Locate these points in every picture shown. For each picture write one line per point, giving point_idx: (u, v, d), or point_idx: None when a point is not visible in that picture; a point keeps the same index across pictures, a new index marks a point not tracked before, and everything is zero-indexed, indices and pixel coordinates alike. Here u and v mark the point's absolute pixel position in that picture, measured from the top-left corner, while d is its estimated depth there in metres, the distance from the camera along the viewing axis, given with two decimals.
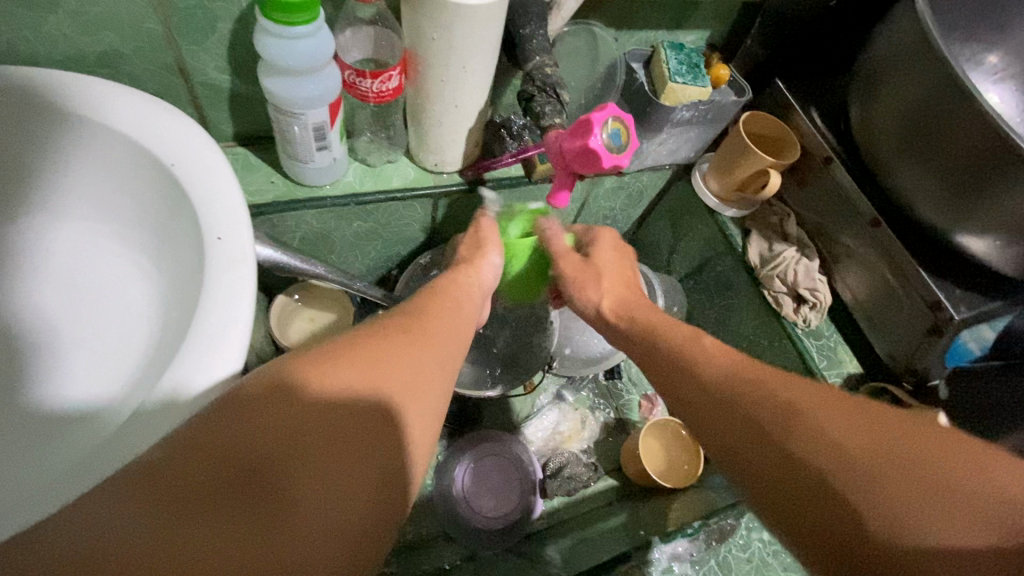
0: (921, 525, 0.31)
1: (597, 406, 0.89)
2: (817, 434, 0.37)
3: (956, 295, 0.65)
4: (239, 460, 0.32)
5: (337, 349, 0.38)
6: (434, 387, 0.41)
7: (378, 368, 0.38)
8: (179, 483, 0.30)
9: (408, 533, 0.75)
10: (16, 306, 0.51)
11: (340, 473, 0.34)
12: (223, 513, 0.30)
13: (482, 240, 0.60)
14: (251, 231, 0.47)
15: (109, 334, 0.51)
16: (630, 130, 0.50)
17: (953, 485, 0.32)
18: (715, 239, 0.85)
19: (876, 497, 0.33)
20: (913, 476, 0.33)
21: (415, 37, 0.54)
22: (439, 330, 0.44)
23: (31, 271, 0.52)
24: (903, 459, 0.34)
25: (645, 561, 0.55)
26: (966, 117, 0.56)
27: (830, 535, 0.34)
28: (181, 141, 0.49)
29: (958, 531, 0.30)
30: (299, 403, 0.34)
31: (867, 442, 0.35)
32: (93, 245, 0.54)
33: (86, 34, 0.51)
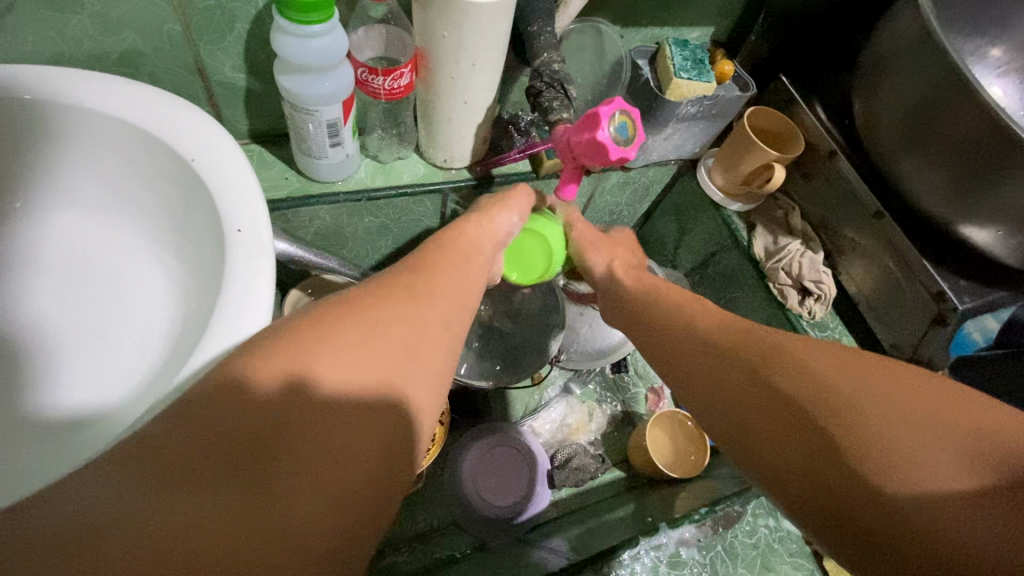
0: (914, 475, 0.31)
1: (604, 399, 0.90)
2: (808, 381, 0.38)
3: (959, 285, 0.66)
4: (250, 424, 0.31)
5: (339, 314, 0.37)
6: (432, 349, 0.40)
7: (373, 330, 0.37)
8: (193, 452, 0.30)
9: (418, 523, 0.77)
10: (42, 298, 0.53)
11: (344, 435, 0.33)
12: (238, 479, 0.30)
13: (502, 196, 0.58)
14: (268, 223, 0.49)
15: (132, 326, 0.53)
16: (636, 124, 0.51)
17: (952, 432, 0.32)
18: (720, 233, 0.86)
19: (888, 459, 0.32)
20: (915, 430, 0.32)
21: (426, 35, 0.56)
22: (442, 292, 0.43)
23: (56, 264, 0.54)
24: (902, 417, 0.33)
25: (652, 545, 0.57)
26: (971, 108, 0.56)
27: (826, 494, 0.34)
28: (200, 137, 0.51)
29: (959, 480, 0.30)
30: (303, 371, 0.33)
31: (865, 394, 0.35)
32: (116, 239, 0.56)
33: (109, 35, 0.53)
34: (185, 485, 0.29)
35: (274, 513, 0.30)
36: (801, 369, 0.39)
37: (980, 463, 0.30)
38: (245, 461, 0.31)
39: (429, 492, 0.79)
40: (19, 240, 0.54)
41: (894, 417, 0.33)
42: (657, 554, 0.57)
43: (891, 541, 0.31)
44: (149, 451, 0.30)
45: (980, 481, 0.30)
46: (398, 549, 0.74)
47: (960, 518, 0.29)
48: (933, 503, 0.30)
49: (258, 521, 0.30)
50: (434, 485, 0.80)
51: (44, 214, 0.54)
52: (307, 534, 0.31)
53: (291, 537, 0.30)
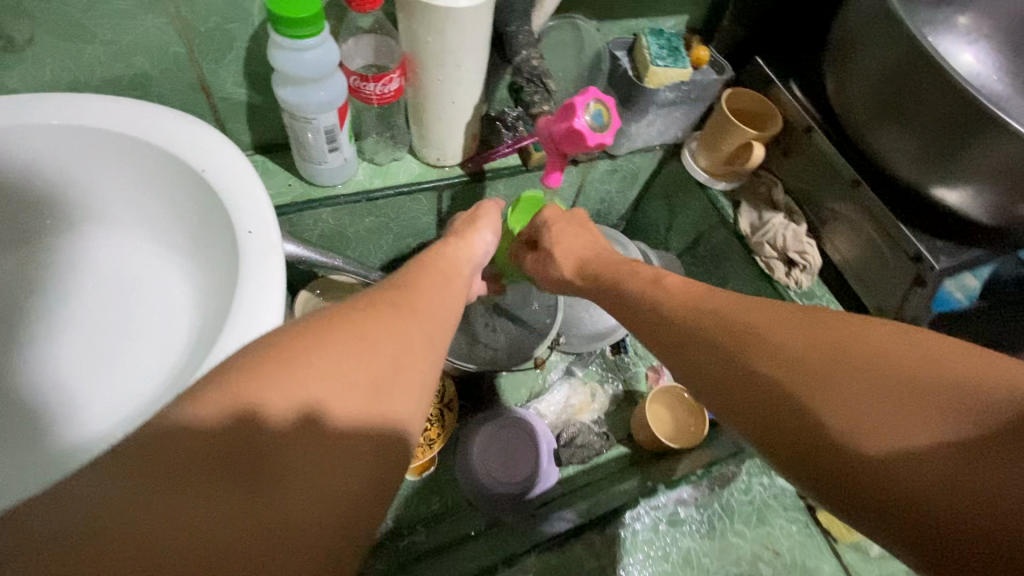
0: (906, 441, 0.32)
1: (606, 379, 0.93)
2: (781, 362, 0.39)
3: (935, 245, 0.68)
4: (247, 428, 0.31)
5: (336, 324, 0.37)
6: (427, 360, 0.40)
7: (373, 347, 0.37)
8: (194, 452, 0.29)
9: (433, 505, 0.81)
10: (78, 307, 0.58)
11: (336, 440, 0.33)
12: (236, 478, 0.29)
13: (477, 221, 0.65)
14: (275, 224, 0.53)
15: (159, 327, 0.58)
16: (611, 110, 0.54)
17: (926, 392, 0.34)
18: (708, 213, 0.89)
19: (884, 432, 0.33)
20: (909, 400, 0.34)
21: (411, 42, 0.60)
22: (432, 306, 0.44)
23: (88, 275, 0.60)
24: (877, 390, 0.35)
25: (651, 504, 0.61)
26: (932, 79, 0.59)
27: (833, 475, 0.34)
28: (209, 150, 0.55)
29: (948, 436, 0.32)
30: (304, 383, 0.33)
31: (841, 377, 0.36)
32: (139, 249, 0.61)
33: (120, 61, 0.57)
34: (187, 492, 0.28)
35: (275, 515, 0.30)
36: (779, 353, 0.40)
37: (957, 417, 0.32)
38: (244, 462, 0.30)
39: (443, 475, 0.83)
40: (57, 255, 0.59)
41: (869, 393, 0.35)
42: (657, 514, 0.61)
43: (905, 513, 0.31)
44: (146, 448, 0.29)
45: (962, 433, 0.31)
46: (415, 529, 0.78)
47: (958, 474, 0.30)
48: (931, 465, 0.31)
49: (258, 521, 0.29)
50: (448, 468, 0.84)
51: (79, 232, 0.60)
52: (310, 536, 0.30)
53: (291, 539, 0.30)
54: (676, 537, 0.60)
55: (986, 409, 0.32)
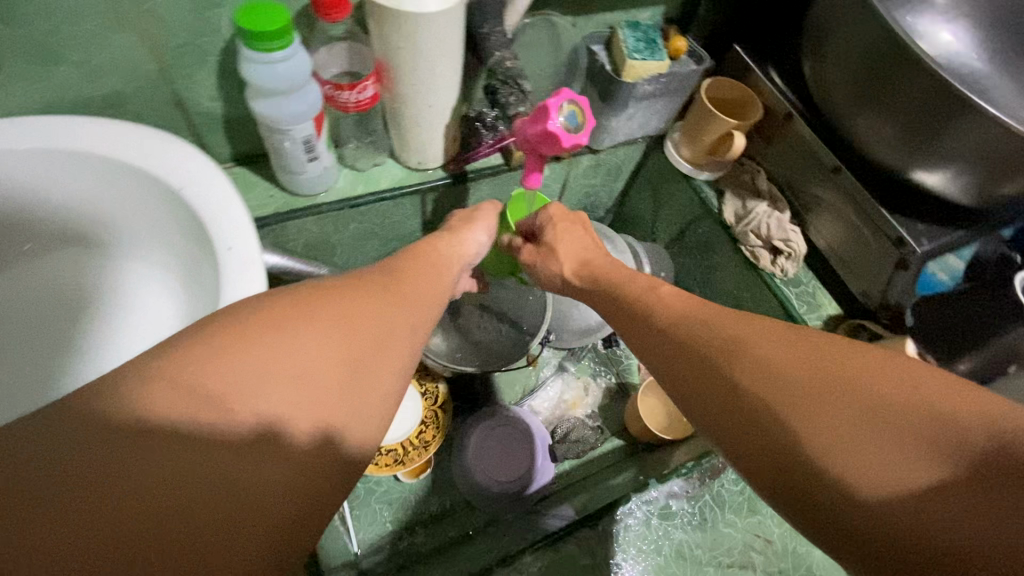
0: (873, 468, 0.34)
1: (598, 373, 0.94)
2: (764, 372, 0.40)
3: (917, 229, 0.69)
4: (234, 432, 0.31)
5: (314, 325, 0.36)
6: (401, 346, 0.41)
7: (348, 331, 0.38)
8: (178, 452, 0.29)
9: (432, 506, 0.82)
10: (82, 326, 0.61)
11: (319, 448, 0.34)
12: (216, 481, 0.30)
13: (471, 220, 0.64)
14: (254, 238, 0.53)
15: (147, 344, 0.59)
16: (586, 111, 0.54)
17: (913, 421, 0.34)
18: (692, 203, 0.89)
19: (860, 455, 0.34)
20: (903, 437, 0.34)
21: (384, 48, 0.59)
22: (410, 295, 0.45)
23: (84, 296, 0.61)
24: (866, 412, 0.35)
25: (643, 499, 0.62)
26: (908, 62, 0.59)
27: (801, 488, 0.36)
28: (184, 167, 0.55)
29: (930, 475, 0.32)
30: (284, 397, 0.33)
31: (825, 392, 0.37)
32: (122, 269, 0.62)
33: (92, 81, 0.57)
34: (179, 455, 0.29)
35: (252, 518, 0.30)
36: (763, 364, 0.40)
37: (941, 455, 0.33)
38: (230, 464, 0.30)
39: (441, 474, 0.84)
40: (55, 279, 0.62)
41: (855, 414, 0.36)
42: (648, 508, 0.62)
43: (864, 535, 0.33)
44: (129, 444, 0.28)
45: (944, 472, 0.32)
46: (414, 531, 0.80)
47: (931, 511, 0.31)
48: (903, 497, 0.32)
49: (237, 519, 0.30)
50: (444, 467, 0.85)
51: (72, 253, 0.62)
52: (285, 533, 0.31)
53: (266, 540, 0.30)
54: (668, 531, 0.62)
55: (968, 446, 0.32)
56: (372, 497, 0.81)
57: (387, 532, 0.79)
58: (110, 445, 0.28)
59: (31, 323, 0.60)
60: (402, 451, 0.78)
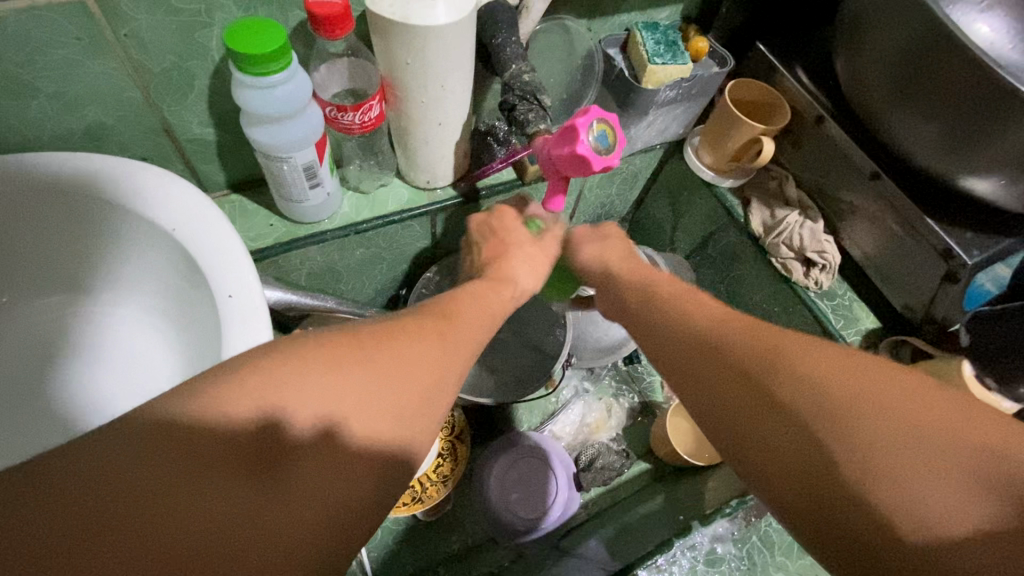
0: (927, 490, 0.31)
1: (620, 393, 0.90)
2: (828, 371, 0.36)
3: (966, 239, 0.64)
4: (245, 437, 0.30)
5: (337, 343, 0.35)
6: (438, 389, 0.37)
7: (385, 372, 0.35)
8: (188, 453, 0.28)
9: (453, 543, 0.78)
10: (66, 379, 0.55)
11: (335, 475, 0.31)
12: (219, 484, 0.28)
13: (512, 241, 0.57)
14: (257, 281, 0.48)
15: (138, 392, 0.54)
16: (616, 130, 0.49)
17: (964, 449, 0.31)
18: (716, 212, 0.85)
19: (913, 477, 0.31)
20: (968, 468, 0.31)
21: (390, 65, 0.54)
22: (454, 333, 0.41)
23: (74, 346, 0.56)
24: (922, 421, 0.33)
25: (688, 544, 0.58)
26: (954, 56, 0.53)
27: (823, 497, 0.33)
28: (179, 203, 0.50)
29: (964, 506, 0.30)
30: (293, 416, 0.31)
31: (873, 398, 0.34)
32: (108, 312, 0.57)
33: (71, 113, 0.52)
34: (200, 477, 0.28)
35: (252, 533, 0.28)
36: (818, 361, 0.37)
37: (986, 491, 0.30)
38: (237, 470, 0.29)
39: (463, 509, 0.80)
40: (39, 329, 0.56)
41: (902, 418, 0.33)
42: (693, 553, 0.59)
43: (878, 559, 0.31)
44: (145, 439, 0.28)
45: (982, 508, 0.30)
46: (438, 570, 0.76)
47: (955, 543, 0.29)
48: (930, 523, 0.30)
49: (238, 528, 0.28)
50: (465, 500, 0.81)
51: (59, 301, 0.57)
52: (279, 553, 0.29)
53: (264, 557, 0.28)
54: None
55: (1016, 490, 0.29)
56: (390, 536, 0.77)
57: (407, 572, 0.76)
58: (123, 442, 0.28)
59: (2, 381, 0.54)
60: (420, 488, 0.74)
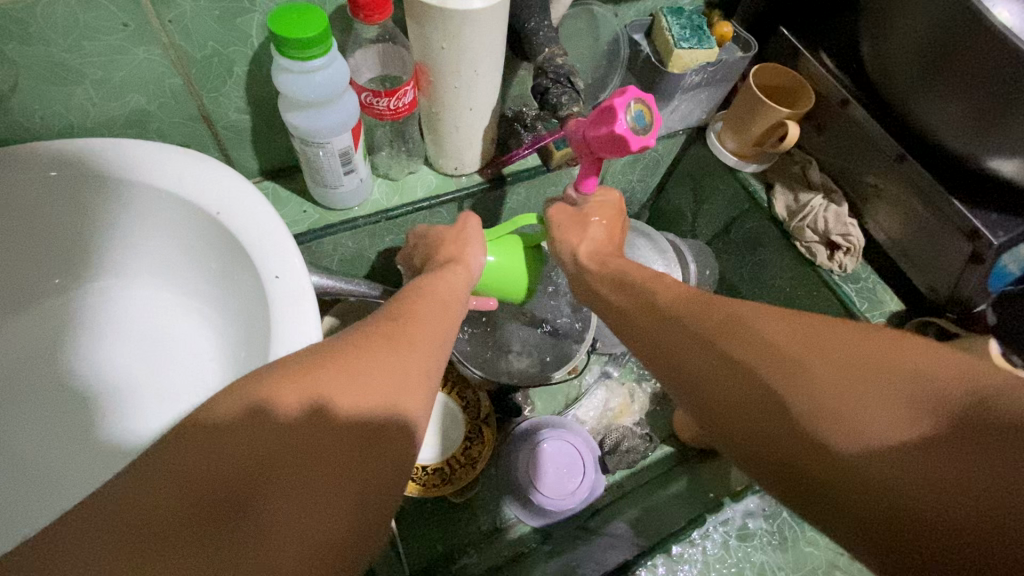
0: (880, 431, 0.31)
1: (643, 377, 0.90)
2: (755, 347, 0.37)
3: (991, 219, 0.64)
4: (250, 429, 0.31)
5: (313, 349, 0.37)
6: (410, 360, 0.39)
7: (355, 351, 0.37)
8: (206, 459, 0.29)
9: (482, 524, 0.80)
10: (112, 366, 0.55)
11: (297, 429, 0.32)
12: (239, 481, 0.29)
13: (465, 238, 0.57)
14: (303, 263, 0.49)
15: (171, 377, 0.55)
16: (653, 110, 0.50)
17: (896, 380, 0.32)
18: (738, 197, 0.85)
19: (855, 426, 0.32)
20: (902, 390, 0.32)
21: (424, 50, 0.55)
22: (418, 323, 0.42)
23: (117, 335, 0.56)
24: (849, 370, 0.33)
25: (720, 519, 0.61)
26: (977, 35, 0.53)
27: (816, 479, 0.32)
28: (220, 189, 0.51)
29: (914, 433, 0.30)
30: (277, 402, 0.32)
31: (814, 354, 0.35)
32: (135, 299, 0.57)
33: (114, 99, 0.53)
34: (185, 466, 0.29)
35: (284, 515, 0.29)
36: (750, 337, 0.37)
37: (923, 410, 0.31)
38: (255, 460, 0.30)
39: (489, 493, 0.81)
40: (81, 318, 0.56)
41: (837, 372, 0.34)
42: (726, 528, 0.61)
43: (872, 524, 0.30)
44: (167, 454, 0.29)
45: (929, 428, 0.30)
46: (466, 552, 0.78)
47: (923, 473, 0.29)
48: (898, 464, 0.30)
49: (268, 512, 0.29)
50: (492, 485, 0.82)
51: (97, 290, 0.57)
52: (309, 536, 0.30)
53: (301, 541, 0.29)
54: (747, 552, 0.62)
55: (954, 403, 0.30)
56: (420, 519, 0.79)
57: (437, 554, 0.78)
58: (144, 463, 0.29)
59: (45, 371, 0.54)
60: (449, 471, 0.76)
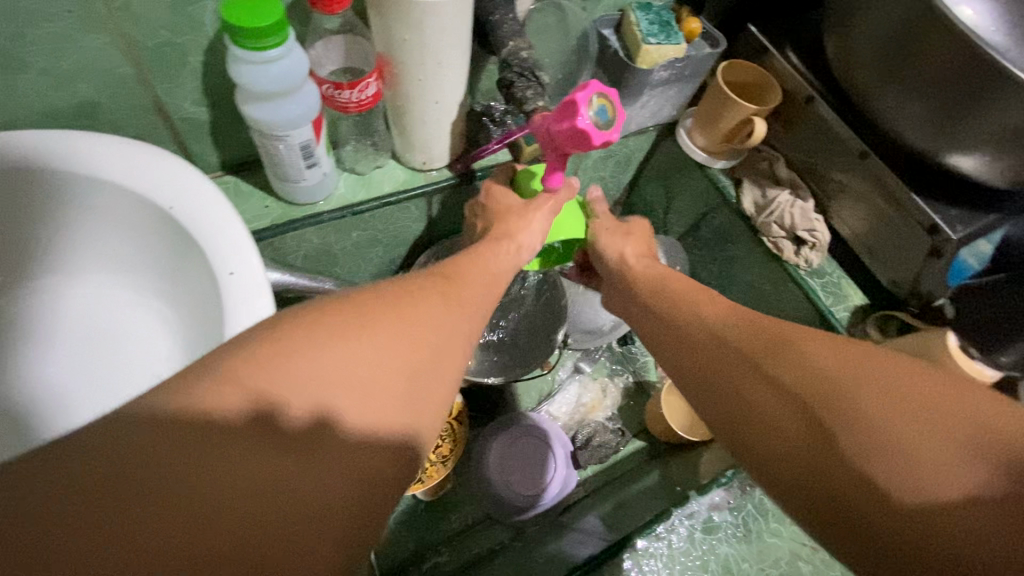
0: (926, 468, 0.32)
1: (615, 373, 0.91)
2: (806, 376, 0.39)
3: (950, 215, 0.65)
4: (277, 427, 0.29)
5: (333, 320, 0.34)
6: (457, 359, 0.39)
7: (414, 342, 0.36)
8: (224, 452, 0.28)
9: (452, 523, 0.80)
10: (61, 363, 0.54)
11: (350, 442, 0.31)
12: (272, 471, 0.29)
13: (529, 215, 0.57)
14: (259, 259, 0.48)
15: (126, 375, 0.54)
16: (616, 104, 0.50)
17: (947, 436, 0.33)
18: (708, 193, 0.86)
19: (903, 458, 0.33)
20: (958, 441, 0.33)
21: (387, 41, 0.54)
22: (468, 306, 0.42)
23: (71, 334, 0.55)
24: (912, 406, 0.35)
25: (685, 512, 0.62)
26: (938, 31, 0.54)
27: (836, 491, 0.35)
28: (174, 183, 0.49)
29: (965, 482, 0.32)
30: (324, 411, 0.31)
31: (880, 381, 0.36)
32: (87, 296, 0.56)
33: (62, 90, 0.51)
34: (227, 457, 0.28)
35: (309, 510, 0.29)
36: (809, 369, 0.39)
37: (979, 460, 0.32)
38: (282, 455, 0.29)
39: (461, 490, 0.82)
40: (29, 315, 0.54)
41: (897, 420, 0.35)
42: (691, 521, 0.62)
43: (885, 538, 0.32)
44: (207, 441, 0.28)
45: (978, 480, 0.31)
46: (438, 550, 0.78)
47: (961, 520, 0.30)
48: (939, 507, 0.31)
49: (295, 510, 0.29)
50: (464, 483, 0.82)
51: (46, 287, 0.55)
52: (333, 534, 0.30)
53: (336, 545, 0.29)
54: (713, 545, 0.62)
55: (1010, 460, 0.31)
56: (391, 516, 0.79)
57: (408, 553, 0.77)
58: (145, 442, 0.27)
59: None
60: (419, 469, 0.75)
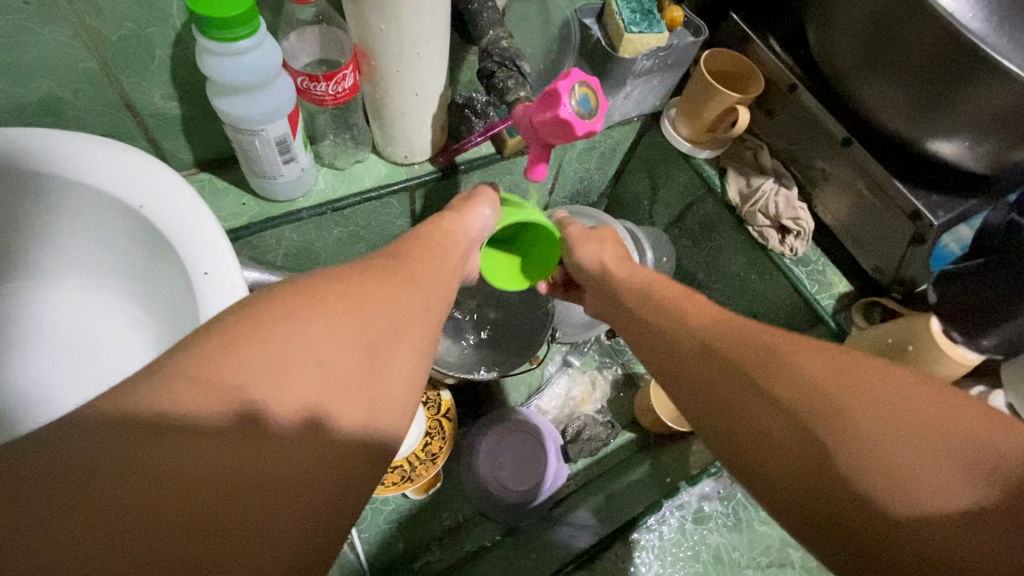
0: (920, 475, 0.31)
1: (604, 365, 0.91)
2: (803, 372, 0.38)
3: (932, 200, 0.66)
4: (233, 433, 0.28)
5: (285, 307, 0.33)
6: (413, 331, 0.38)
7: (360, 320, 0.35)
8: (181, 460, 0.26)
9: (443, 520, 0.79)
10: (26, 367, 0.52)
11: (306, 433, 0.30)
12: (235, 474, 0.27)
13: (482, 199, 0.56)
14: (234, 258, 0.46)
15: (97, 379, 0.52)
16: (599, 93, 0.50)
17: (949, 441, 0.32)
18: (694, 183, 0.85)
19: (895, 465, 0.32)
20: (957, 448, 0.31)
21: (362, 32, 0.52)
22: (422, 280, 0.42)
23: (35, 337, 0.53)
24: (920, 420, 0.33)
25: (677, 503, 0.62)
26: (917, 16, 0.53)
27: (822, 486, 0.33)
28: (144, 181, 0.47)
29: (963, 496, 0.30)
30: (263, 406, 0.29)
31: (883, 393, 0.35)
32: (51, 297, 0.53)
33: (21, 85, 0.49)
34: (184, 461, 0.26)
35: (262, 519, 0.27)
36: (794, 366, 0.38)
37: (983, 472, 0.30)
38: (233, 463, 0.27)
39: (451, 488, 0.81)
40: None
41: (892, 429, 0.33)
42: (683, 512, 0.63)
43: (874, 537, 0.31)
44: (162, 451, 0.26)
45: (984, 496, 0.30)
46: (428, 548, 0.77)
47: (959, 534, 0.29)
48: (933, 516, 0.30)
49: (258, 516, 0.27)
50: (454, 480, 0.81)
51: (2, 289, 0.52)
52: (290, 544, 0.28)
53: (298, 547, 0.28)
54: (704, 535, 0.62)
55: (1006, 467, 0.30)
56: (380, 517, 0.77)
57: (398, 553, 0.76)
58: (94, 450, 0.25)
59: None
60: (408, 468, 0.74)
